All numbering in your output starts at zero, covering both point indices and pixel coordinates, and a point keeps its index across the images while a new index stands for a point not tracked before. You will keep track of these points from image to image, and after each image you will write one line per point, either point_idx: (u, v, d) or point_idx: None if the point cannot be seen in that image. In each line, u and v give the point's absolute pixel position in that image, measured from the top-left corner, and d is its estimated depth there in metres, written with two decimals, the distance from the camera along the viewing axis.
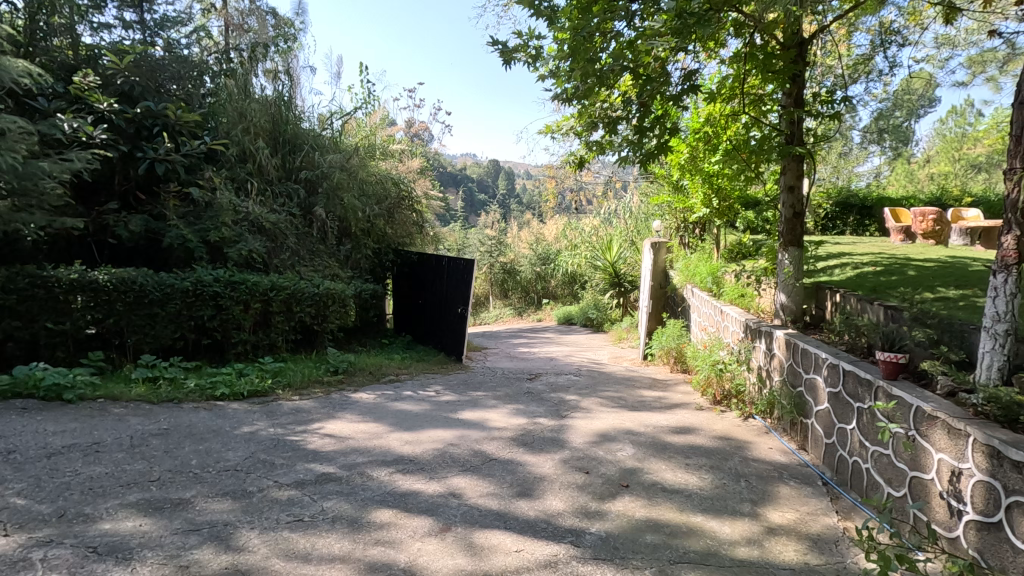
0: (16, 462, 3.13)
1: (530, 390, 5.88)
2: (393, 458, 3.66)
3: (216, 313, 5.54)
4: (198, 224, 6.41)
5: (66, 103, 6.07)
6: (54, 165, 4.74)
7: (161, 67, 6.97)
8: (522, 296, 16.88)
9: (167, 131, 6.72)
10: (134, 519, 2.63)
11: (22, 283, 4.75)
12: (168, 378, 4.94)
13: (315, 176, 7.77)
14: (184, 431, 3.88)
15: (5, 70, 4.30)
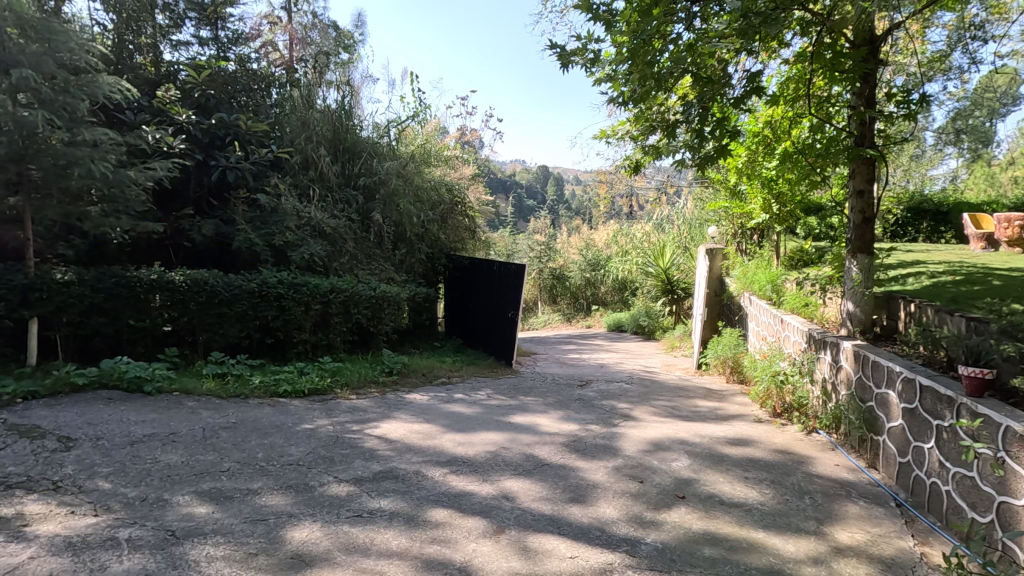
0: (103, 448, 3.38)
1: (581, 396, 5.84)
2: (447, 459, 3.72)
3: (280, 313, 5.80)
4: (265, 228, 6.74)
5: (149, 115, 6.55)
6: (139, 174, 5.08)
7: (233, 81, 7.46)
8: (571, 302, 16.79)
9: (237, 140, 7.13)
10: (207, 507, 2.78)
11: (108, 282, 5.05)
12: (235, 374, 5.20)
13: (373, 182, 8.01)
14: (250, 425, 4.08)
15: (96, 86, 4.63)
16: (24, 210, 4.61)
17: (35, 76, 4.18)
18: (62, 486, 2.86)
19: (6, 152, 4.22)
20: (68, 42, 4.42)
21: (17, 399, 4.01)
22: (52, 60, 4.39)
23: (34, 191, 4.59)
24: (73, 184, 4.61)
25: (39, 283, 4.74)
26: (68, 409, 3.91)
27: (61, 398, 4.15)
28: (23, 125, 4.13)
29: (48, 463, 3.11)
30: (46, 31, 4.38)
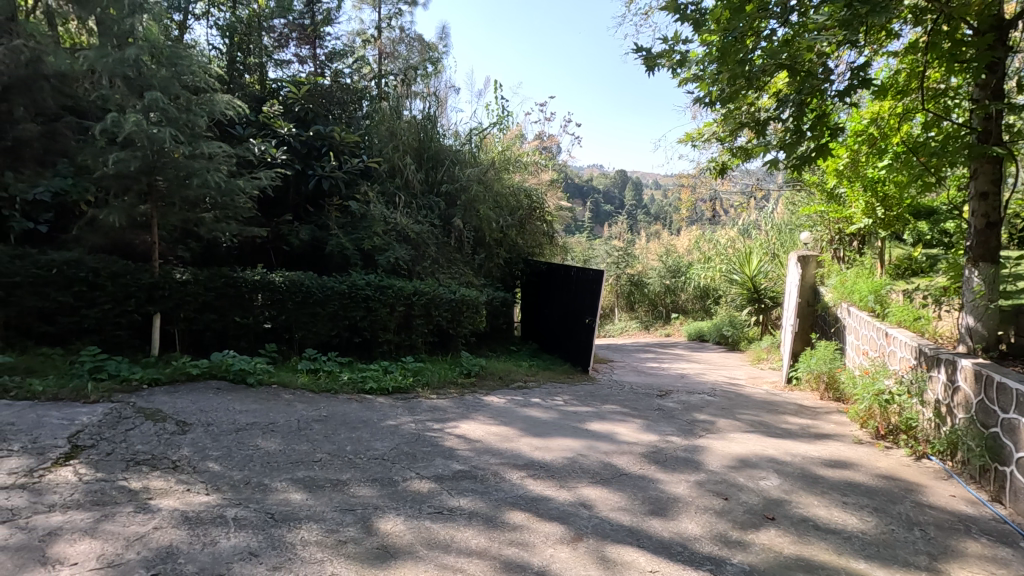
0: (213, 433, 3.70)
1: (661, 406, 5.67)
2: (524, 462, 3.74)
3: (367, 313, 6.12)
4: (355, 233, 7.13)
5: (256, 129, 7.15)
6: (247, 183, 5.52)
7: (329, 95, 8.06)
8: (649, 309, 16.36)
9: (332, 150, 7.63)
10: (302, 494, 2.97)
11: (218, 282, 5.48)
12: (326, 370, 5.53)
13: (454, 189, 8.25)
14: (339, 419, 4.31)
15: (213, 104, 5.10)
16: (152, 217, 5.14)
17: (163, 97, 4.69)
18: (180, 465, 3.17)
19: (139, 166, 4.75)
20: (190, 65, 4.95)
21: (144, 385, 4.47)
22: (177, 83, 4.91)
23: (160, 200, 5.11)
24: (192, 193, 5.10)
25: (162, 282, 5.25)
26: (185, 397, 4.32)
27: (179, 386, 4.60)
28: (153, 141, 4.63)
29: (169, 444, 3.45)
30: (173, 57, 4.93)
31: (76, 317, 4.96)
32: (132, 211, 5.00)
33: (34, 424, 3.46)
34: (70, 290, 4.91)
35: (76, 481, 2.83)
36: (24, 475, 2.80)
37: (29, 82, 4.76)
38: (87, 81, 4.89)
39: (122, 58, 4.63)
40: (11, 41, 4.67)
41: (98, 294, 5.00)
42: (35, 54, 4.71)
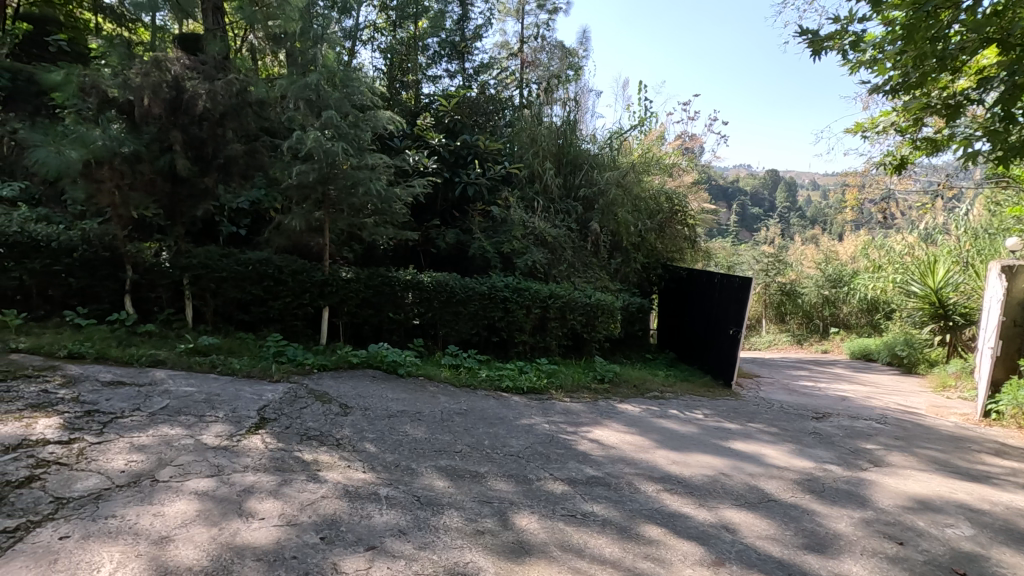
0: (369, 417, 4.09)
1: (817, 431, 5.11)
2: (661, 475, 3.60)
3: (504, 314, 6.37)
4: (496, 237, 7.43)
5: (411, 141, 7.79)
6: (403, 191, 6.03)
7: (477, 106, 8.57)
8: (803, 322, 14.85)
9: (477, 158, 8.03)
10: (445, 482, 3.16)
11: (376, 281, 6.05)
12: (466, 367, 5.83)
13: (593, 193, 8.23)
14: (478, 414, 4.52)
15: (377, 119, 5.67)
16: (325, 222, 5.83)
17: (338, 116, 5.32)
18: (343, 443, 3.55)
19: (316, 177, 5.41)
20: (359, 87, 5.57)
21: (314, 369, 5.09)
22: (347, 102, 5.53)
23: (331, 207, 5.78)
24: (357, 200, 5.69)
25: (331, 279, 5.92)
26: (347, 382, 4.84)
27: (342, 371, 5.16)
28: (328, 154, 5.25)
29: (334, 423, 3.89)
30: (345, 80, 5.57)
31: (265, 307, 5.79)
32: (309, 217, 5.71)
33: (233, 397, 4.10)
34: (261, 284, 5.73)
35: (263, 447, 3.30)
36: (225, 439, 3.33)
37: (238, 109, 5.39)
38: (278, 106, 5.70)
39: (307, 84, 5.32)
40: (226, 76, 5.42)
41: (282, 288, 5.78)
42: (243, 84, 5.41)
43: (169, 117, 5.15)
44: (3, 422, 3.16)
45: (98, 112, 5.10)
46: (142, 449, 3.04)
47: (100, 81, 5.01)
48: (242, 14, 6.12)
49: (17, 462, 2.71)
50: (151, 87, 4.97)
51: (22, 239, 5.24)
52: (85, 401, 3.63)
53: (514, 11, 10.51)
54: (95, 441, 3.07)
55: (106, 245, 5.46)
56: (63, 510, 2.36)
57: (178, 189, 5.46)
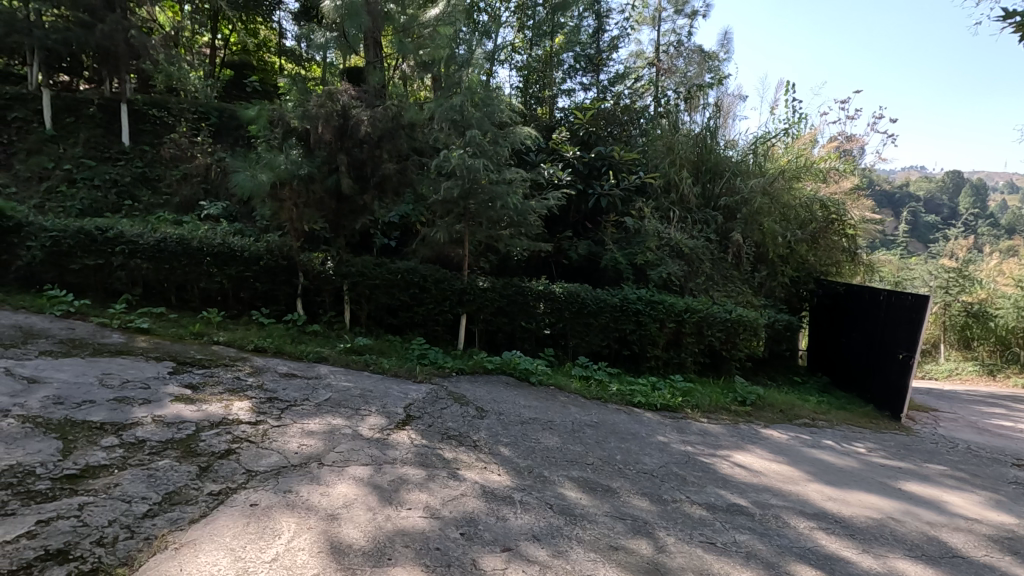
0: (503, 422, 4.23)
1: (1021, 481, 4.26)
2: (814, 512, 3.26)
3: (636, 328, 6.23)
4: (629, 248, 7.32)
5: (546, 155, 7.98)
6: (538, 204, 6.19)
7: (612, 118, 8.60)
8: (996, 350, 12.53)
9: (611, 169, 8.02)
10: (577, 493, 3.16)
11: (510, 291, 6.25)
12: (597, 379, 5.79)
13: (734, 202, 7.77)
14: (610, 428, 4.46)
15: (514, 136, 5.92)
16: (465, 234, 6.18)
17: (479, 135, 5.62)
18: (479, 445, 3.71)
19: (459, 192, 5.75)
20: (499, 105, 5.83)
21: (453, 372, 5.39)
22: (488, 120, 5.82)
23: (471, 220, 6.10)
24: (495, 213, 5.94)
25: (469, 288, 6.23)
26: (482, 387, 5.06)
27: (478, 376, 5.40)
28: (470, 170, 5.56)
29: (472, 425, 4.08)
30: (486, 100, 5.86)
31: (410, 313, 6.26)
32: (451, 229, 6.08)
33: (383, 394, 4.49)
34: (408, 291, 6.22)
35: (410, 442, 3.57)
36: (378, 431, 3.66)
37: (393, 132, 5.91)
38: (426, 128, 6.16)
39: (452, 105, 5.69)
40: (383, 103, 6.04)
41: (425, 295, 6.22)
42: (398, 110, 5.97)
43: (337, 141, 5.80)
44: (208, 402, 3.78)
45: (283, 140, 5.91)
46: (312, 435, 3.44)
47: (285, 114, 5.81)
48: (398, 47, 6.67)
49: (219, 436, 3.23)
50: (324, 116, 5.65)
51: (223, 249, 6.23)
52: (267, 389, 4.21)
53: (650, 19, 10.34)
54: (275, 424, 3.54)
55: (284, 254, 6.29)
56: (252, 481, 2.75)
57: (342, 206, 6.13)
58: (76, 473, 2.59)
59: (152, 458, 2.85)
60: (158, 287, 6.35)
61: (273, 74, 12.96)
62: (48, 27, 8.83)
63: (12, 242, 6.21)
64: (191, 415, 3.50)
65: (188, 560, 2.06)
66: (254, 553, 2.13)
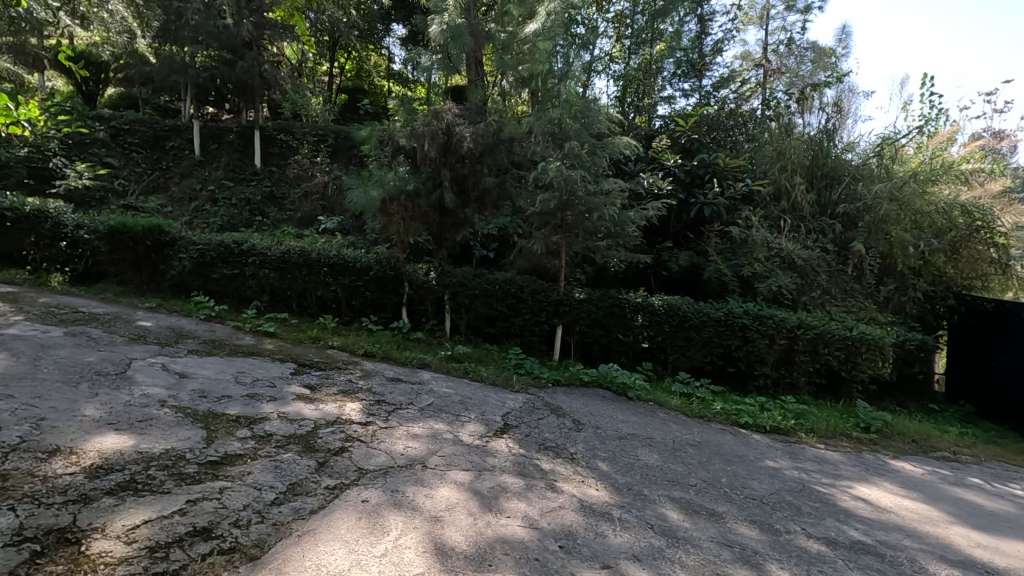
0: (601, 436, 4.16)
1: None
2: (959, 558, 2.88)
3: (743, 343, 5.88)
4: (734, 260, 6.95)
5: (645, 164, 7.77)
6: (637, 214, 6.07)
7: (717, 123, 8.25)
8: None
9: (715, 176, 7.64)
10: (679, 514, 3.04)
11: (607, 303, 6.16)
12: (699, 397, 5.53)
13: (855, 209, 7.22)
14: (714, 449, 4.24)
15: (613, 147, 5.85)
16: (562, 245, 6.19)
17: (578, 146, 5.63)
18: (577, 458, 3.68)
19: (557, 204, 5.78)
20: (598, 116, 5.80)
21: (549, 383, 5.40)
22: (586, 132, 5.80)
23: (569, 231, 6.10)
24: (592, 224, 5.91)
25: (566, 299, 6.23)
26: (578, 399, 5.02)
27: (574, 388, 5.37)
28: (567, 182, 5.57)
29: (569, 437, 4.06)
30: (585, 112, 5.86)
31: (507, 323, 6.37)
32: (548, 240, 6.13)
33: (482, 401, 4.60)
34: (505, 302, 6.34)
35: (508, 451, 3.63)
36: (477, 438, 3.75)
37: (494, 147, 6.08)
38: (525, 141, 6.27)
39: (551, 118, 5.75)
40: (485, 119, 6.22)
41: (522, 305, 6.30)
42: (498, 125, 6.13)
43: (441, 158, 6.06)
44: (325, 402, 4.09)
45: (392, 158, 6.28)
46: (416, 438, 3.60)
47: (394, 134, 6.17)
48: (498, 63, 6.85)
49: (334, 434, 3.48)
50: (430, 134, 5.94)
51: (337, 260, 6.74)
52: (376, 392, 4.47)
53: (757, 17, 9.84)
54: (383, 425, 3.76)
55: (391, 265, 6.67)
56: (363, 478, 2.93)
57: (445, 219, 6.40)
58: (217, 460, 2.91)
59: (277, 451, 3.13)
60: (282, 295, 6.99)
61: (383, 96, 13.90)
62: (200, 66, 10.05)
63: (168, 254, 7.15)
64: (311, 413, 3.81)
65: (309, 547, 2.24)
66: (365, 547, 2.27)
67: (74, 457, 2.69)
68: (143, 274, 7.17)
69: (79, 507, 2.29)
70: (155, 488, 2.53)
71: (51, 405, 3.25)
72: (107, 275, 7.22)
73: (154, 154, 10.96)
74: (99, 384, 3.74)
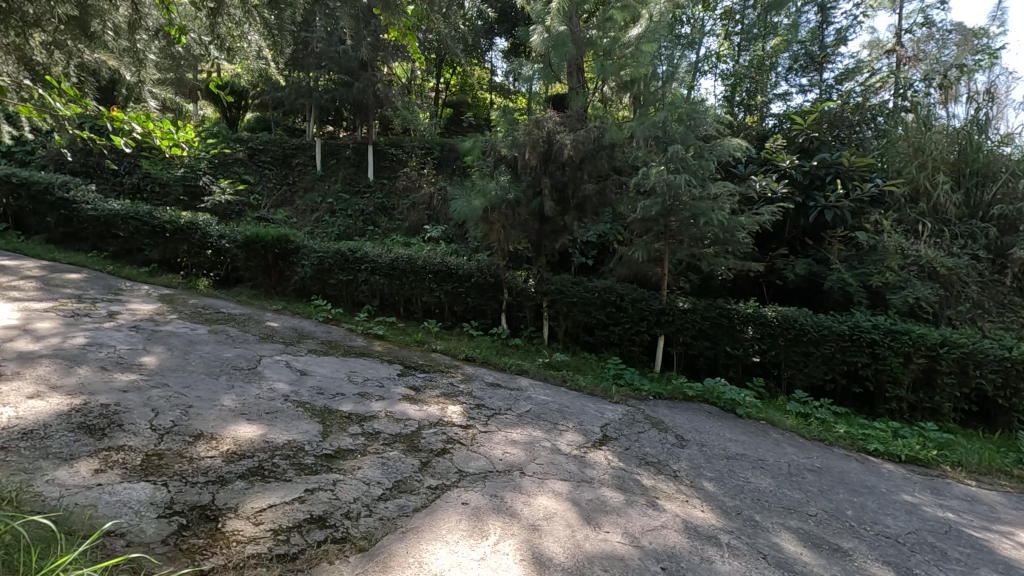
0: (706, 454, 3.94)
1: None
2: None
3: (872, 361, 5.29)
4: (861, 268, 6.30)
5: (757, 165, 7.22)
6: (747, 219, 5.69)
7: (840, 119, 7.31)
8: None
9: (839, 177, 6.88)
10: (797, 546, 2.78)
11: (714, 313, 5.84)
12: (818, 418, 5.06)
13: (1015, 210, 6.42)
14: (838, 476, 3.84)
15: (722, 148, 5.54)
16: (665, 252, 5.97)
17: (683, 150, 5.39)
18: (680, 476, 3.51)
19: (659, 211, 5.58)
20: (706, 117, 5.53)
21: (650, 396, 5.21)
22: (692, 134, 5.55)
23: (672, 238, 5.87)
24: (698, 231, 5.64)
25: (668, 308, 5.98)
26: (682, 414, 4.80)
27: (677, 402, 5.14)
28: (671, 187, 5.36)
29: (671, 453, 3.88)
30: (691, 113, 5.60)
31: (606, 332, 6.25)
32: (650, 247, 5.94)
33: (580, 411, 4.54)
34: (605, 310, 6.22)
35: (607, 463, 3.54)
36: (576, 448, 3.70)
37: (595, 153, 6.01)
38: (627, 146, 6.13)
39: (655, 122, 5.56)
40: (586, 126, 6.16)
41: (622, 314, 6.14)
42: (600, 131, 6.04)
43: (541, 166, 6.10)
44: (428, 403, 4.26)
45: (494, 167, 6.42)
46: (515, 444, 3.63)
47: (496, 144, 6.31)
48: (599, 69, 6.79)
49: (436, 436, 3.60)
50: (531, 143, 5.99)
51: (441, 267, 7.01)
52: (476, 396, 4.58)
53: (889, 0, 9.06)
54: (483, 429, 3.83)
55: (491, 273, 6.82)
56: (463, 481, 3.00)
57: (545, 227, 6.43)
58: (332, 454, 3.12)
59: (385, 449, 3.29)
60: (390, 300, 7.39)
61: (485, 108, 14.39)
62: (323, 89, 10.98)
63: (293, 261, 7.84)
64: (415, 414, 3.98)
65: (413, 544, 2.32)
66: (465, 550, 2.31)
67: (214, 443, 3.02)
68: (272, 279, 7.93)
69: (217, 487, 2.56)
70: (280, 475, 2.76)
71: (196, 395, 3.68)
72: (243, 280, 8.07)
73: (282, 171, 12.14)
74: (235, 378, 4.17)
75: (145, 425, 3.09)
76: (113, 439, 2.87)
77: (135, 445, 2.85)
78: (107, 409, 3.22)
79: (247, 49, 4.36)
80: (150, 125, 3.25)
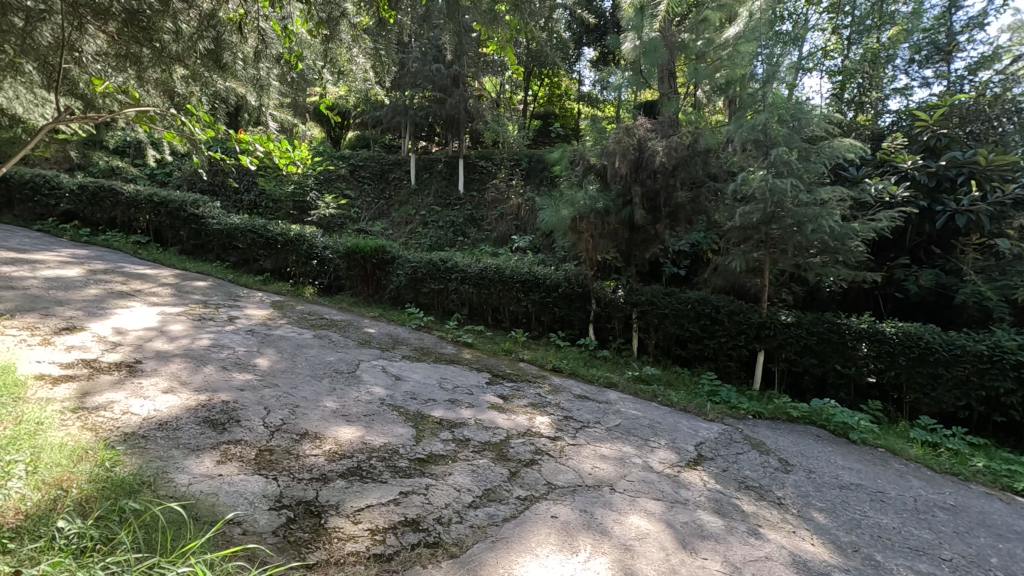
0: (815, 481, 3.62)
1: None
2: None
3: (1018, 388, 4.57)
4: (1003, 280, 5.59)
5: (873, 167, 6.61)
6: (862, 225, 5.19)
7: (975, 113, 6.56)
8: None
9: (975, 178, 6.08)
10: None
11: (822, 328, 5.37)
12: (950, 449, 4.50)
13: None
14: (976, 517, 3.38)
15: (833, 149, 5.11)
16: (766, 262, 5.61)
17: (786, 152, 5.04)
18: (785, 503, 3.25)
19: (760, 217, 5.26)
20: (812, 117, 5.15)
21: (749, 415, 4.89)
22: (797, 135, 5.17)
23: (773, 247, 5.51)
24: (804, 239, 5.23)
25: (769, 321, 5.59)
26: (785, 436, 4.45)
27: (779, 423, 4.78)
28: (774, 192, 5.04)
29: (775, 478, 3.61)
30: (796, 112, 5.23)
31: (700, 345, 5.96)
32: (749, 257, 5.61)
33: (673, 427, 4.35)
34: (699, 322, 5.93)
35: (703, 485, 3.35)
36: (669, 467, 3.54)
37: (689, 159, 5.78)
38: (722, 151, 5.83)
39: (755, 124, 5.24)
40: (678, 131, 5.96)
41: (717, 327, 5.82)
42: (694, 136, 5.81)
43: (633, 174, 5.96)
44: (517, 412, 4.27)
45: (582, 176, 6.35)
46: (606, 459, 3.53)
47: (585, 153, 6.26)
48: (694, 72, 6.55)
49: (525, 446, 3.59)
50: (621, 151, 5.86)
51: (529, 277, 7.03)
52: (564, 408, 4.53)
53: None
54: (572, 442, 3.77)
55: (580, 283, 6.75)
56: (552, 493, 2.96)
57: (635, 236, 6.28)
58: (425, 458, 3.20)
59: (475, 456, 3.33)
60: (479, 308, 7.54)
61: (573, 118, 14.44)
62: (418, 107, 11.51)
63: (388, 270, 8.23)
64: (504, 423, 4.00)
65: (504, 555, 2.31)
66: (555, 565, 2.27)
67: (318, 442, 3.20)
68: (370, 288, 8.36)
69: (320, 485, 2.71)
70: (376, 477, 2.87)
71: (303, 395, 3.94)
72: (343, 288, 8.59)
73: (380, 185, 12.84)
74: (337, 381, 4.42)
75: (258, 422, 3.35)
76: (232, 434, 3.14)
77: (249, 440, 3.10)
78: (226, 405, 3.53)
79: (355, 72, 4.52)
80: (270, 144, 3.54)
